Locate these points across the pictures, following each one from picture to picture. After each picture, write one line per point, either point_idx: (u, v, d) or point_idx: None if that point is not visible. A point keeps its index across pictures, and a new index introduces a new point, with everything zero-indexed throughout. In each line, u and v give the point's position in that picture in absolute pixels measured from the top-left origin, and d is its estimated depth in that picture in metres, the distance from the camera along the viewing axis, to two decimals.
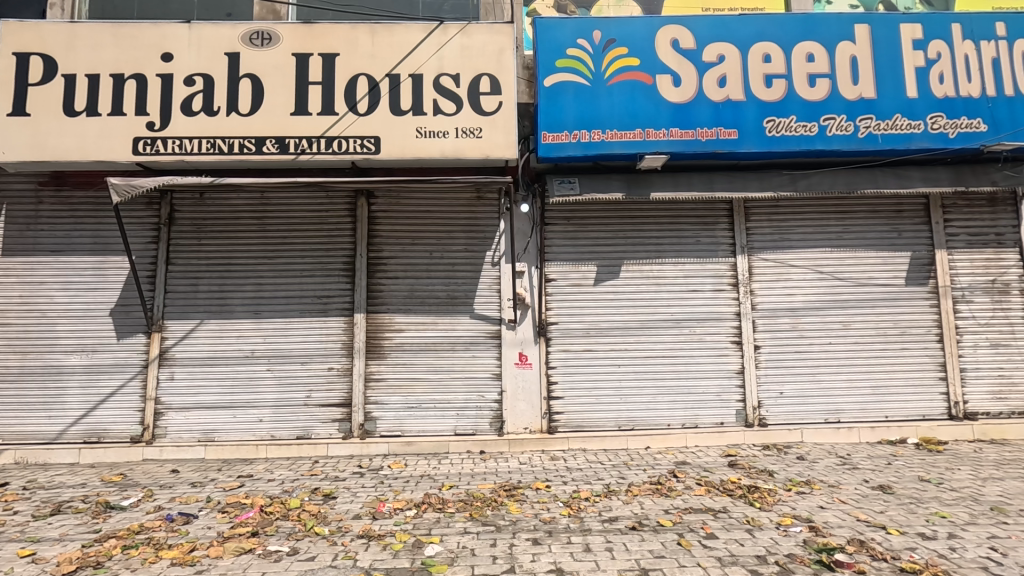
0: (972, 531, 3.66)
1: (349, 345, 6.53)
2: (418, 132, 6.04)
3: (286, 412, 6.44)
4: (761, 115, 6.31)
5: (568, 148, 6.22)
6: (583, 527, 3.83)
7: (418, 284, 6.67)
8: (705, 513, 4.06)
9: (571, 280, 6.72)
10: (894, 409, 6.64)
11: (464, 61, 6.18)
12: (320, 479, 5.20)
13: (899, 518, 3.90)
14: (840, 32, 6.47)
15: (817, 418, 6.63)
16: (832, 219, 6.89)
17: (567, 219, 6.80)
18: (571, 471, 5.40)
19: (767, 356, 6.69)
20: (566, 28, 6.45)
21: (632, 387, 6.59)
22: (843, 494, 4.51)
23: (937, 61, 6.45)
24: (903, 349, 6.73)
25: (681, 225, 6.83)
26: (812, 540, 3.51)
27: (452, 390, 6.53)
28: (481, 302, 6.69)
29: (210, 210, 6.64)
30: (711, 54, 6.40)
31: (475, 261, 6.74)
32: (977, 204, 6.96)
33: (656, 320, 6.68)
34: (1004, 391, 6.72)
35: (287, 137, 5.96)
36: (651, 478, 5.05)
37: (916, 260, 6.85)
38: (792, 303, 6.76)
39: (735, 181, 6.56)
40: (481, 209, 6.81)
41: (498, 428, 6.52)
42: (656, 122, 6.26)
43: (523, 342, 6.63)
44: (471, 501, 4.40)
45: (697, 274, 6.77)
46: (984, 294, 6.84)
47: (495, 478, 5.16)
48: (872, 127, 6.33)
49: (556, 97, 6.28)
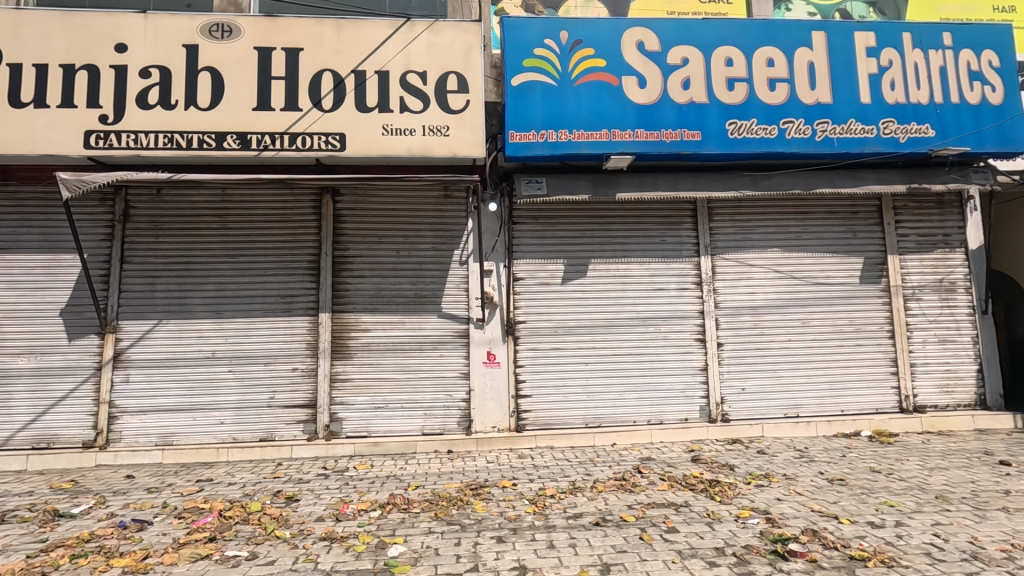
0: (918, 518, 3.82)
1: (314, 345, 6.43)
2: (384, 129, 5.97)
3: (249, 414, 6.30)
4: (724, 117, 6.45)
5: (535, 148, 6.25)
6: (548, 523, 3.86)
7: (385, 283, 6.61)
8: (668, 508, 4.13)
9: (538, 279, 6.75)
10: (849, 403, 6.89)
11: (431, 58, 6.14)
12: (283, 482, 5.10)
13: (850, 508, 4.05)
14: (798, 38, 6.67)
15: (777, 413, 6.82)
16: (791, 219, 7.09)
17: (535, 218, 6.83)
18: (537, 468, 5.44)
19: (730, 353, 6.85)
20: (533, 28, 6.47)
21: (599, 384, 6.67)
22: (800, 485, 4.66)
23: (889, 69, 6.71)
24: (858, 346, 6.98)
25: (647, 224, 6.93)
26: (768, 531, 3.61)
27: (419, 390, 6.49)
28: (449, 301, 6.66)
29: (168, 207, 6.43)
30: (675, 56, 6.52)
31: (442, 260, 6.71)
32: (926, 206, 7.28)
33: (622, 319, 6.77)
34: (950, 384, 7.05)
35: (249, 132, 5.83)
36: (615, 474, 5.12)
37: (870, 260, 7.11)
38: (753, 301, 6.94)
39: (698, 181, 6.70)
40: (449, 208, 6.78)
41: (466, 428, 6.51)
42: (622, 123, 6.34)
43: (490, 341, 6.63)
44: (436, 500, 4.39)
45: (662, 273, 6.89)
46: (932, 292, 7.15)
47: (462, 478, 5.15)
48: (829, 130, 6.55)
49: (523, 96, 6.30)
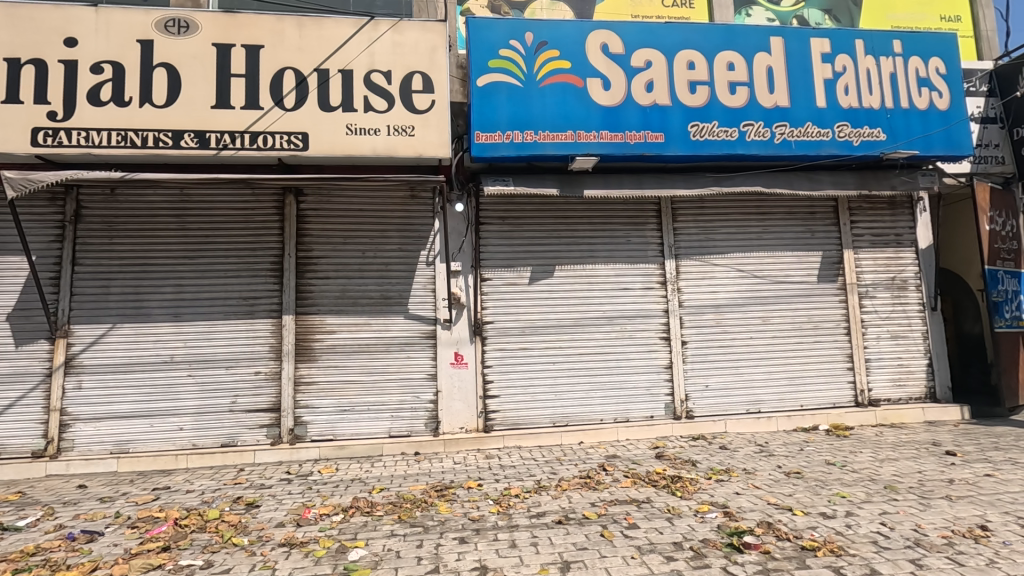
0: (867, 508, 3.97)
1: (277, 348, 6.32)
2: (348, 129, 5.91)
3: (209, 419, 6.15)
4: (686, 120, 6.58)
5: (501, 148, 6.26)
6: (511, 523, 3.88)
7: (350, 284, 6.53)
8: (629, 505, 4.20)
9: (505, 279, 6.77)
10: (808, 398, 7.10)
11: (396, 58, 6.09)
12: (244, 488, 5.00)
13: (804, 500, 4.18)
14: (757, 43, 6.84)
15: (740, 408, 6.98)
16: (752, 220, 7.27)
17: (502, 218, 6.84)
18: (504, 468, 5.45)
19: (694, 351, 6.99)
20: (498, 28, 6.48)
21: (567, 384, 6.72)
22: (758, 479, 4.79)
23: (843, 74, 6.94)
24: (816, 342, 7.20)
25: (613, 225, 7.02)
26: (725, 524, 3.71)
27: (386, 392, 6.44)
28: (415, 302, 6.62)
29: (123, 207, 6.23)
30: (639, 59, 6.61)
31: (409, 261, 6.67)
32: (879, 207, 7.55)
33: (589, 318, 6.84)
34: (902, 378, 7.33)
35: (207, 131, 5.69)
36: (580, 472, 5.17)
37: (827, 260, 7.34)
38: (716, 300, 7.09)
39: (663, 182, 6.81)
40: (415, 208, 6.73)
41: (433, 429, 6.48)
42: (587, 124, 6.41)
43: (457, 342, 6.62)
44: (400, 503, 4.37)
45: (628, 273, 6.98)
46: (885, 290, 7.43)
47: (428, 479, 5.14)
48: (787, 133, 6.74)
49: (488, 97, 6.31)
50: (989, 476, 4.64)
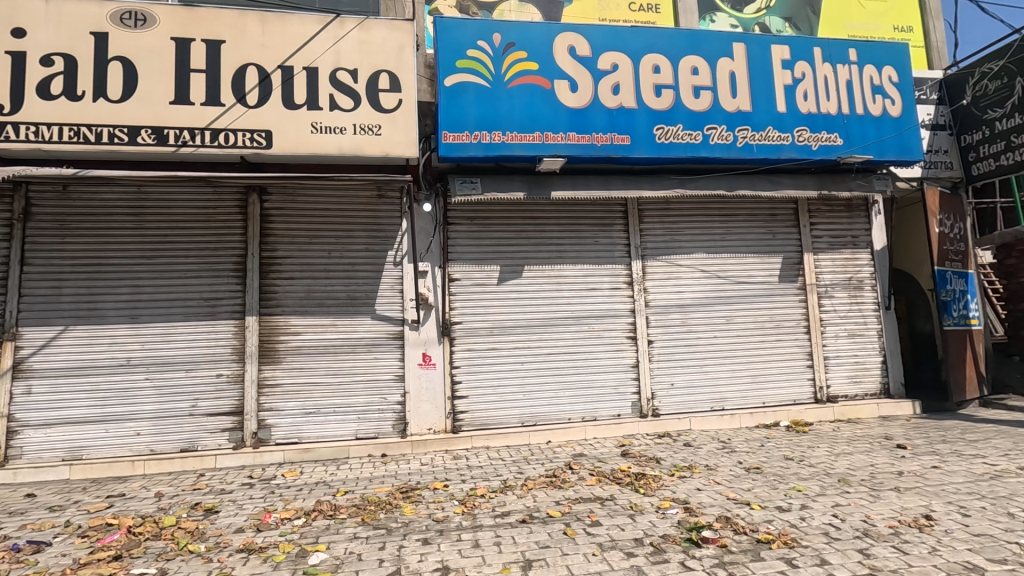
0: (820, 501, 4.11)
1: (240, 350, 6.19)
2: (313, 127, 5.82)
3: (168, 423, 5.99)
4: (652, 122, 6.68)
5: (469, 148, 6.25)
6: (475, 523, 3.88)
7: (316, 284, 6.44)
8: (593, 502, 4.25)
9: (474, 279, 6.77)
10: (770, 395, 7.29)
11: (362, 56, 6.02)
12: (203, 493, 4.87)
13: (762, 495, 4.30)
14: (720, 49, 6.99)
15: (704, 406, 7.12)
16: (716, 221, 7.43)
17: (471, 218, 6.84)
18: (471, 469, 5.44)
19: (660, 350, 7.10)
20: (466, 28, 6.47)
21: (535, 383, 6.76)
22: (719, 475, 4.90)
23: (802, 80, 7.15)
24: (777, 341, 7.40)
25: (581, 226, 7.08)
26: (685, 520, 3.78)
27: (353, 394, 6.36)
28: (383, 302, 6.56)
29: (76, 205, 6.01)
30: (606, 62, 6.68)
31: (376, 261, 6.60)
32: (837, 210, 7.80)
33: (557, 318, 6.89)
34: (859, 375, 7.59)
35: (166, 127, 5.53)
36: (546, 471, 5.21)
37: (787, 261, 7.55)
38: (681, 300, 7.23)
39: (629, 184, 6.91)
40: (382, 208, 6.67)
41: (401, 431, 6.43)
42: (554, 126, 6.46)
43: (426, 342, 6.58)
44: (364, 505, 4.33)
45: (596, 273, 7.05)
46: (843, 290, 7.68)
47: (394, 481, 5.09)
48: (749, 137, 6.92)
49: (456, 97, 6.30)
50: (935, 468, 4.85)
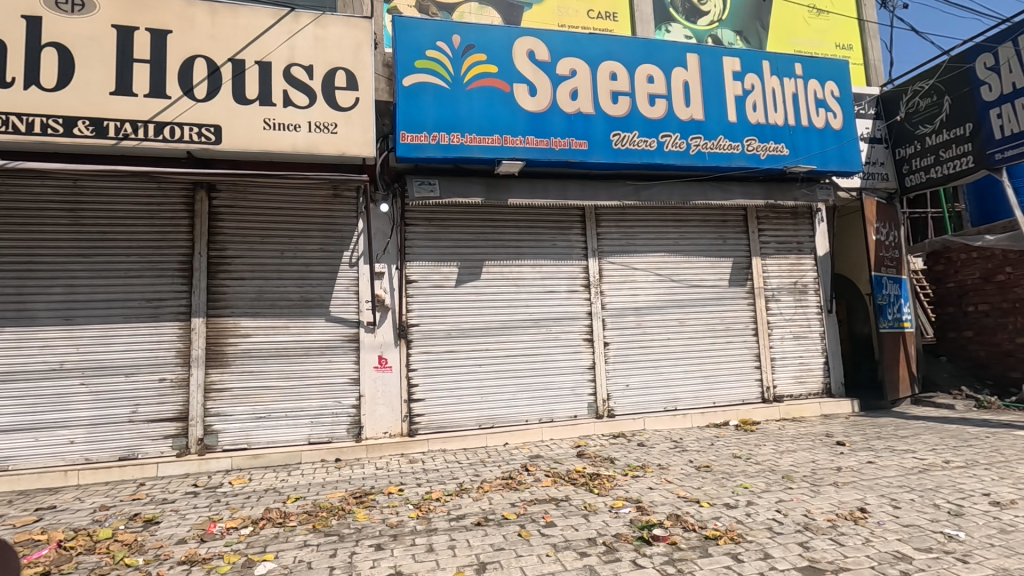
0: (765, 497, 4.27)
1: (186, 353, 5.94)
2: (266, 123, 5.65)
3: (105, 431, 5.68)
4: (609, 128, 6.81)
5: (427, 149, 6.21)
6: (429, 527, 3.85)
7: (268, 285, 6.25)
8: (548, 503, 4.28)
9: (432, 281, 6.72)
10: (720, 395, 7.53)
11: (317, 52, 5.89)
12: (143, 504, 4.65)
13: (711, 492, 4.43)
14: (675, 58, 7.18)
15: (658, 406, 7.29)
16: (670, 226, 7.63)
17: (429, 219, 6.79)
18: (426, 472, 5.40)
19: (615, 352, 7.23)
20: (425, 29, 6.41)
21: (493, 386, 6.75)
22: (671, 474, 5.02)
23: (751, 92, 7.43)
24: (727, 342, 7.65)
25: (539, 228, 7.14)
26: (637, 518, 3.86)
27: (306, 397, 6.21)
28: (338, 304, 6.43)
29: (4, 197, 5.63)
30: (564, 67, 6.76)
31: (331, 261, 6.46)
32: (783, 217, 8.14)
33: (515, 320, 6.92)
34: (803, 375, 7.93)
35: (105, 119, 5.26)
36: (503, 473, 5.22)
37: (737, 265, 7.82)
38: (637, 302, 7.38)
39: (587, 189, 7.02)
40: (338, 207, 6.53)
41: (356, 434, 6.30)
42: (513, 129, 6.49)
43: (382, 345, 6.48)
44: (316, 512, 4.22)
45: (554, 276, 7.12)
46: (788, 294, 8.01)
47: (348, 486, 4.99)
48: (701, 145, 7.14)
49: (414, 97, 6.24)
50: (871, 463, 5.12)
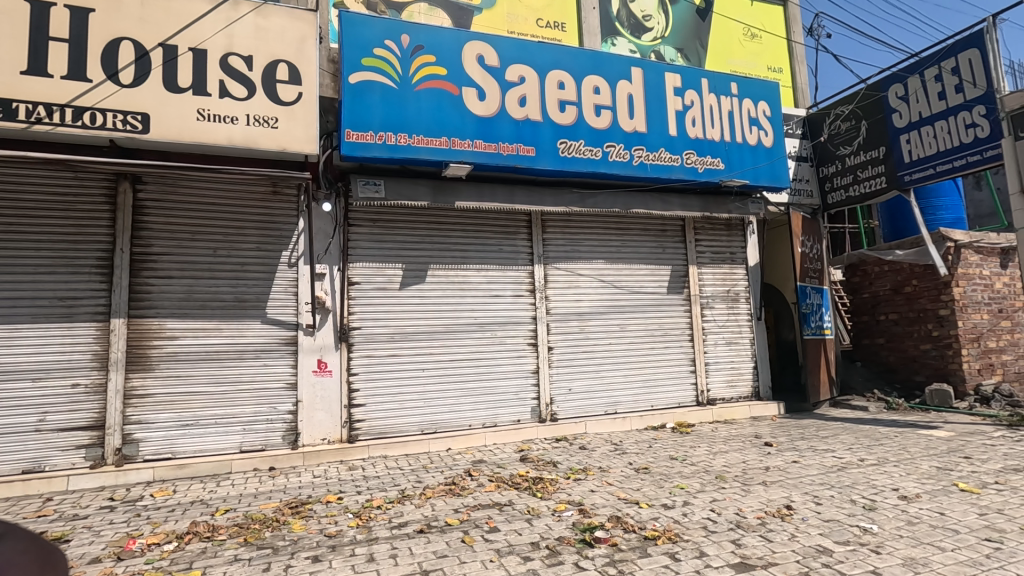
0: (700, 497, 4.44)
1: (103, 356, 5.52)
2: (199, 114, 5.35)
3: (7, 441, 5.18)
4: (556, 136, 6.92)
5: (373, 149, 6.08)
6: (370, 536, 3.74)
7: (198, 285, 5.91)
8: (492, 508, 4.27)
9: (375, 283, 6.57)
10: (658, 398, 7.78)
11: (258, 42, 5.65)
12: (50, 521, 4.26)
13: (649, 493, 4.56)
14: (620, 71, 7.38)
15: (599, 410, 7.44)
16: (612, 234, 7.83)
17: (373, 220, 6.64)
18: (367, 479, 5.25)
19: (558, 356, 7.32)
20: (373, 26, 6.28)
21: (436, 390, 6.68)
22: (611, 476, 5.13)
23: (690, 107, 7.76)
24: (665, 347, 7.92)
25: (486, 233, 7.14)
26: (579, 521, 3.92)
27: (238, 404, 5.90)
28: (275, 306, 6.17)
29: None
30: (513, 74, 6.80)
31: (268, 261, 6.19)
32: (718, 228, 8.53)
33: (460, 324, 6.87)
34: (734, 379, 8.32)
35: (15, 100, 4.82)
36: (445, 479, 5.16)
37: (675, 273, 8.13)
38: (580, 308, 7.51)
39: (533, 195, 7.09)
40: (277, 205, 6.27)
41: (292, 442, 6.06)
42: (461, 132, 6.46)
43: (322, 348, 6.26)
44: (247, 524, 4.01)
45: (499, 280, 7.13)
46: (722, 302, 8.40)
47: (282, 496, 4.78)
48: (644, 157, 7.38)
49: (360, 95, 6.11)
50: (795, 462, 5.43)
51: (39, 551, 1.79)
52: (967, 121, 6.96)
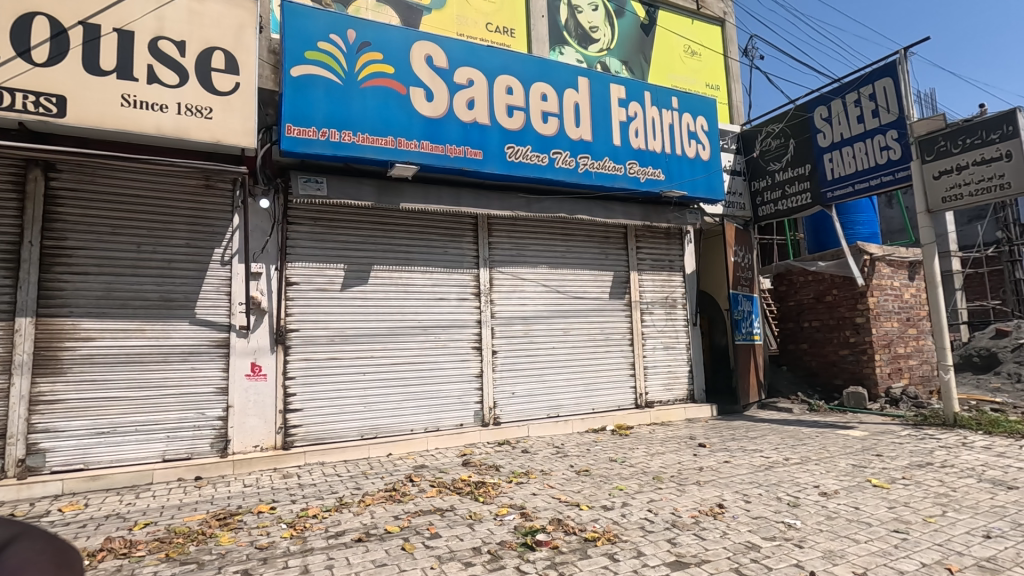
0: (638, 497, 4.56)
1: (5, 359, 5.04)
2: (124, 99, 5.00)
3: None
4: (503, 141, 6.95)
5: (315, 145, 5.88)
6: (305, 547, 3.60)
7: (118, 282, 5.51)
8: (433, 514, 4.21)
9: (315, 284, 6.35)
10: (599, 402, 7.94)
11: (192, 27, 5.35)
12: None
13: (590, 495, 4.64)
14: (567, 80, 7.51)
15: (542, 413, 7.51)
16: (557, 240, 7.94)
17: (314, 219, 6.43)
18: (302, 488, 5.05)
19: (502, 360, 7.33)
20: (317, 19, 6.09)
21: (378, 394, 6.52)
22: (553, 479, 5.18)
23: (634, 119, 8.00)
24: (606, 352, 8.10)
25: (431, 235, 7.06)
26: (521, 525, 3.94)
27: (162, 410, 5.54)
28: (205, 306, 5.85)
29: None
30: (462, 76, 6.78)
31: (198, 258, 5.86)
32: (658, 237, 8.82)
33: (403, 328, 6.75)
34: (671, 383, 8.61)
35: None
36: (386, 485, 5.04)
37: (617, 279, 8.34)
38: (525, 312, 7.56)
39: (479, 198, 7.08)
40: (209, 199, 5.95)
41: (221, 450, 5.74)
42: (408, 132, 6.37)
43: (256, 351, 5.98)
44: (170, 538, 3.76)
45: (444, 283, 7.06)
46: (660, 308, 8.69)
47: (210, 507, 4.52)
48: (589, 164, 7.54)
49: (302, 89, 5.90)
50: (726, 462, 5.69)
51: (56, 554, 1.46)
52: (882, 144, 7.59)
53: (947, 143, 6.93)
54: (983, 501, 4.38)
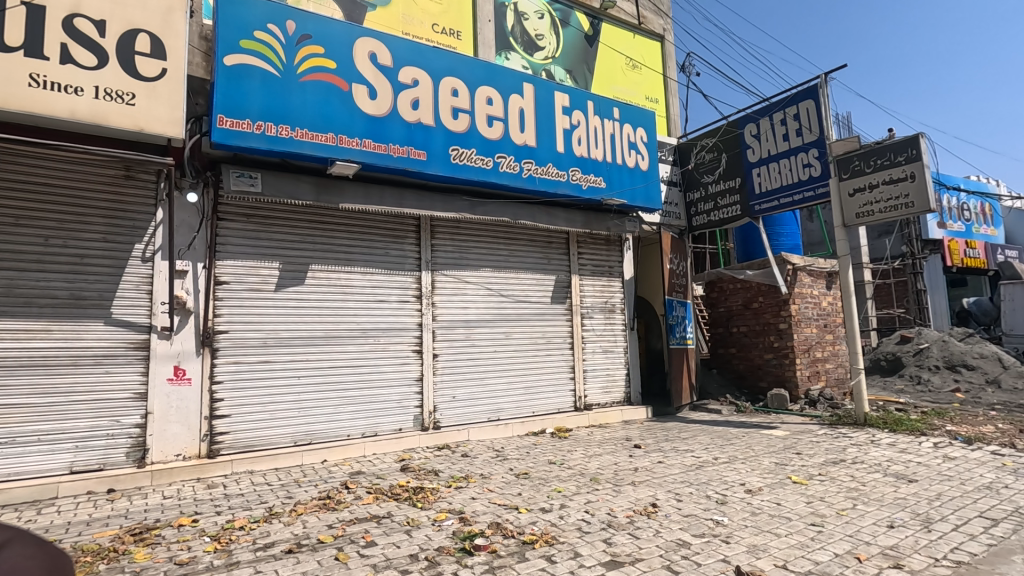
0: (576, 499, 4.63)
1: None
2: (33, 80, 4.59)
3: None
4: (448, 143, 6.90)
5: (250, 139, 5.63)
6: (230, 561, 3.41)
7: (21, 278, 5.04)
8: (369, 522, 4.10)
9: (247, 283, 6.06)
10: (539, 404, 8.01)
11: (113, 6, 4.99)
12: None
13: (528, 498, 4.67)
14: (513, 85, 7.56)
15: (482, 417, 7.49)
16: (501, 243, 7.98)
17: (247, 216, 6.13)
18: (228, 498, 4.79)
19: (443, 364, 7.26)
20: (254, 7, 5.83)
21: (313, 399, 6.30)
22: (492, 483, 5.17)
23: (577, 127, 8.16)
24: (547, 355, 8.20)
25: (372, 236, 6.91)
26: (459, 530, 3.91)
27: (72, 417, 5.12)
28: (122, 305, 5.44)
29: None
30: (407, 76, 6.69)
31: (116, 254, 5.45)
32: (598, 243, 9.02)
33: (340, 330, 6.55)
34: (609, 386, 8.82)
35: None
36: (320, 493, 4.87)
37: (559, 284, 8.46)
38: (467, 315, 7.53)
39: (423, 200, 6.99)
40: (130, 191, 5.56)
41: (138, 459, 5.36)
42: (350, 130, 6.21)
43: (179, 354, 5.64)
44: (76, 557, 3.47)
45: (384, 285, 6.92)
46: (600, 312, 8.88)
47: (123, 522, 4.20)
48: (532, 170, 7.62)
49: (237, 80, 5.63)
50: (660, 462, 5.89)
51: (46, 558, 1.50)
52: (804, 161, 8.02)
53: (861, 163, 7.57)
54: (888, 494, 4.76)
